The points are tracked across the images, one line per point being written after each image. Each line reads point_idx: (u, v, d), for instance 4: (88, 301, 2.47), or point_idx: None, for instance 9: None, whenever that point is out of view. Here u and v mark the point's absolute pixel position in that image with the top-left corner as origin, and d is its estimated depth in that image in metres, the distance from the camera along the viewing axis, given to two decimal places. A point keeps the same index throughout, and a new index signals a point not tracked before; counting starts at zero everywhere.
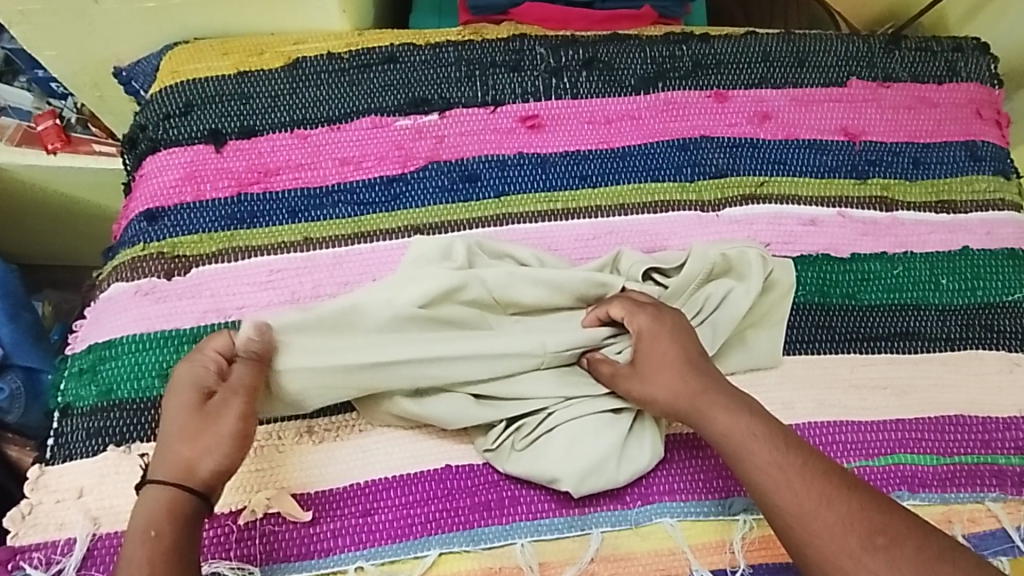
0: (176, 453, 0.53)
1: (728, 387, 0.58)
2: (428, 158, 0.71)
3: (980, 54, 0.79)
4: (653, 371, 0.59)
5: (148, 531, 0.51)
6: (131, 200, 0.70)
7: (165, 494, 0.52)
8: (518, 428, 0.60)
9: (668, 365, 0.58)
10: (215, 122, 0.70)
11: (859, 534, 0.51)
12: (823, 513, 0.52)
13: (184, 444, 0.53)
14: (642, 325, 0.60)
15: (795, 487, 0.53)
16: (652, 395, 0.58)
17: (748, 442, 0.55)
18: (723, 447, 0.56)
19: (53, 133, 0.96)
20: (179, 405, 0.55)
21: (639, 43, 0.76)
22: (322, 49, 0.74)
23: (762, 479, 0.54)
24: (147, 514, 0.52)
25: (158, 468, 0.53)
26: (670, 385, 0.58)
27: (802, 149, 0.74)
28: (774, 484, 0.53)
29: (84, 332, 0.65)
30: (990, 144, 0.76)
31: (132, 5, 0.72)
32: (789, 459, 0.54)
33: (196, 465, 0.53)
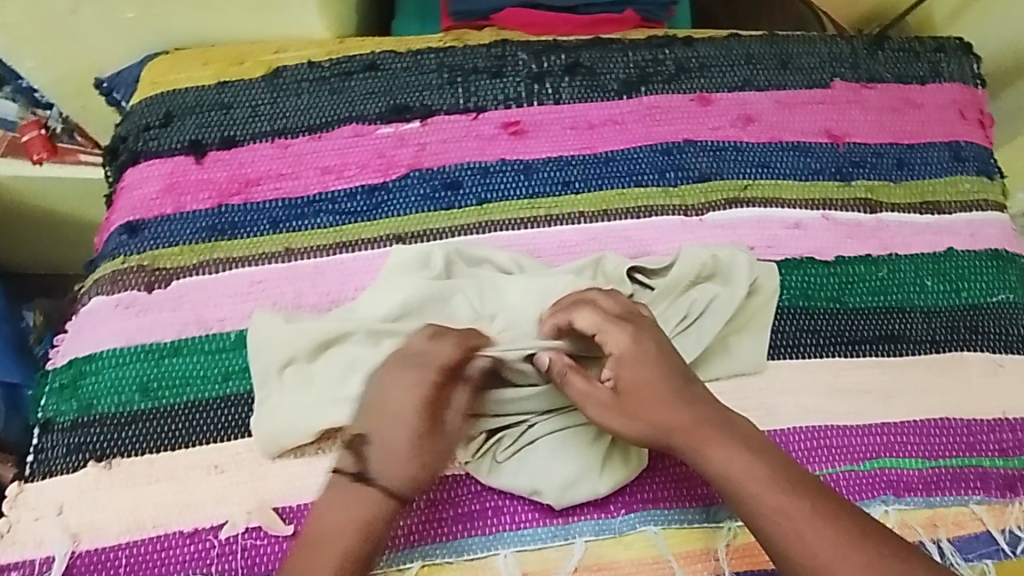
0: (398, 455, 0.55)
1: (721, 418, 0.57)
2: (409, 166, 0.70)
3: (964, 54, 0.79)
4: (637, 404, 0.56)
5: (356, 524, 0.53)
6: (111, 212, 0.69)
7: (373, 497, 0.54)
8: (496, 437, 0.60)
9: (654, 396, 0.57)
10: (196, 132, 0.70)
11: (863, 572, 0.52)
12: (835, 560, 0.52)
13: (394, 443, 0.55)
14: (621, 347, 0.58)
15: (798, 526, 0.53)
16: (642, 423, 0.56)
17: (746, 482, 0.54)
18: (723, 487, 0.55)
19: (39, 143, 0.95)
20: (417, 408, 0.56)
21: (622, 48, 0.76)
22: (303, 57, 0.74)
23: (763, 521, 0.54)
24: (359, 512, 0.54)
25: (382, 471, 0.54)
26: (663, 419, 0.56)
27: (785, 151, 0.73)
28: (776, 524, 0.53)
29: (66, 345, 0.64)
30: (974, 145, 0.76)
31: (111, 14, 0.72)
32: (788, 496, 0.54)
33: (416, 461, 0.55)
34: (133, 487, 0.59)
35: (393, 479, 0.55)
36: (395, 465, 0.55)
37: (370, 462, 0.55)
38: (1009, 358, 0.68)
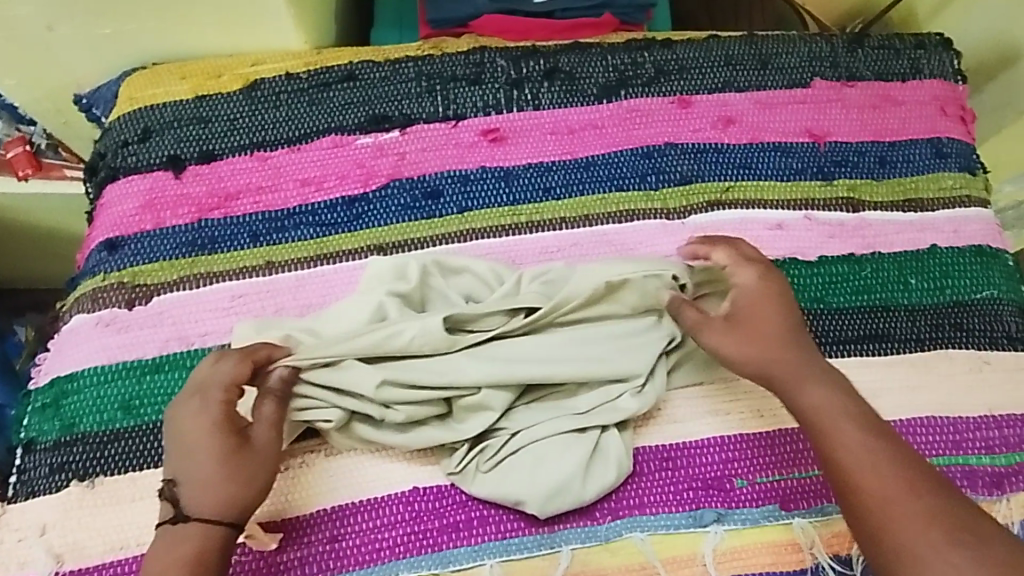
0: (210, 489, 0.53)
1: (814, 361, 0.60)
2: (389, 176, 0.70)
3: (943, 50, 0.78)
4: (738, 333, 0.60)
5: (186, 562, 0.51)
6: (92, 229, 0.69)
7: (201, 534, 0.52)
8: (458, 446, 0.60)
9: (751, 326, 0.60)
10: (175, 147, 0.70)
11: (929, 524, 0.52)
12: (907, 500, 0.53)
13: (193, 479, 0.53)
14: (742, 280, 0.62)
15: (877, 467, 0.54)
16: (741, 346, 0.60)
17: (839, 421, 0.56)
18: (812, 421, 0.57)
19: (23, 159, 0.94)
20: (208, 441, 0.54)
21: (600, 52, 0.76)
22: (280, 69, 0.74)
23: (839, 452, 0.55)
24: (186, 550, 0.52)
25: (191, 506, 0.53)
26: (758, 346, 0.60)
27: (765, 152, 0.73)
28: (851, 457, 0.55)
29: (48, 365, 0.64)
30: (955, 141, 0.75)
31: (87, 31, 0.72)
32: (873, 442, 0.55)
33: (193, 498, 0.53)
34: (116, 506, 0.59)
35: (210, 507, 0.52)
36: (203, 493, 0.53)
37: (184, 503, 0.53)
38: (995, 354, 0.68)
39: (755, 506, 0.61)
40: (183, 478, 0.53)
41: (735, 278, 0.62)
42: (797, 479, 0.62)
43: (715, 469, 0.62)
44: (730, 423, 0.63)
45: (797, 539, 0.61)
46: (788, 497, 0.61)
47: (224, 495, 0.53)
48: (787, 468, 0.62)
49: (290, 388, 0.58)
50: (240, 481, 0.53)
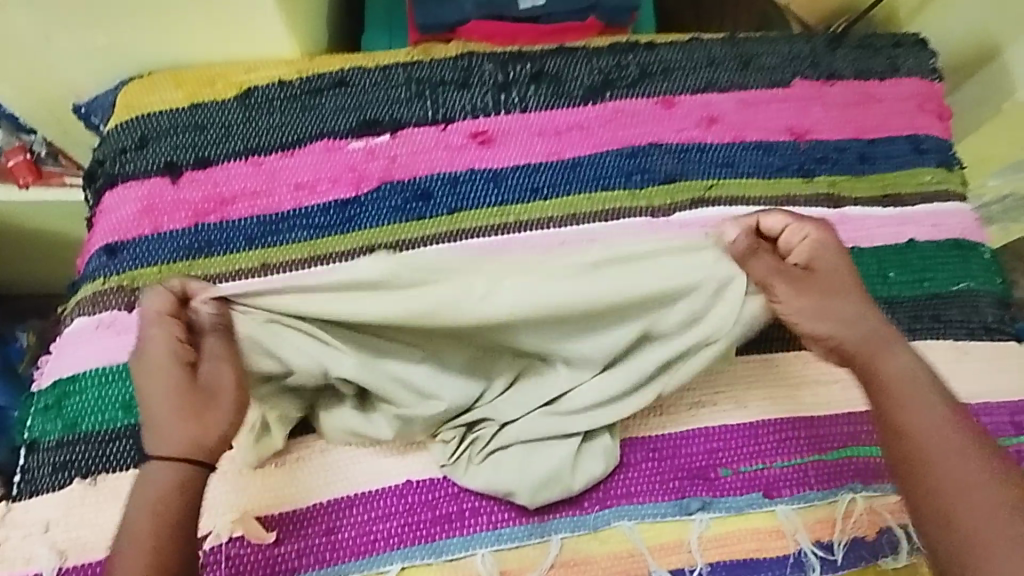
0: (167, 428, 0.53)
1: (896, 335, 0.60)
2: (381, 178, 0.72)
3: (920, 49, 0.81)
4: (813, 293, 0.60)
5: (150, 504, 0.52)
6: (92, 234, 0.71)
7: (162, 473, 0.52)
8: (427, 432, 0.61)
9: (824, 290, 0.60)
10: (171, 154, 0.72)
11: (993, 505, 0.51)
12: (983, 484, 0.52)
13: (152, 418, 0.53)
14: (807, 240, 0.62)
15: (945, 444, 0.54)
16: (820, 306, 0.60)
17: (917, 395, 0.56)
18: (884, 394, 0.57)
19: (24, 167, 0.95)
20: (160, 380, 0.54)
21: (586, 55, 0.78)
22: (273, 76, 0.76)
23: (917, 424, 0.55)
24: (152, 490, 0.52)
25: (153, 446, 0.53)
26: (841, 313, 0.60)
27: (748, 150, 0.75)
28: (927, 430, 0.54)
29: (50, 367, 0.66)
30: (933, 137, 0.77)
31: (83, 41, 0.74)
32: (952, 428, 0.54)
33: (154, 439, 0.53)
34: (117, 502, 0.61)
35: (168, 447, 0.53)
36: (160, 434, 0.53)
37: (146, 444, 0.53)
38: (973, 344, 0.70)
39: (739, 494, 0.63)
40: (142, 421, 0.54)
41: (800, 235, 0.62)
42: (780, 468, 0.64)
43: (701, 459, 0.63)
44: (715, 414, 0.65)
45: (781, 526, 0.62)
46: (771, 485, 0.63)
47: (179, 432, 0.53)
48: (770, 457, 0.64)
49: (231, 323, 0.56)
50: (191, 417, 0.53)
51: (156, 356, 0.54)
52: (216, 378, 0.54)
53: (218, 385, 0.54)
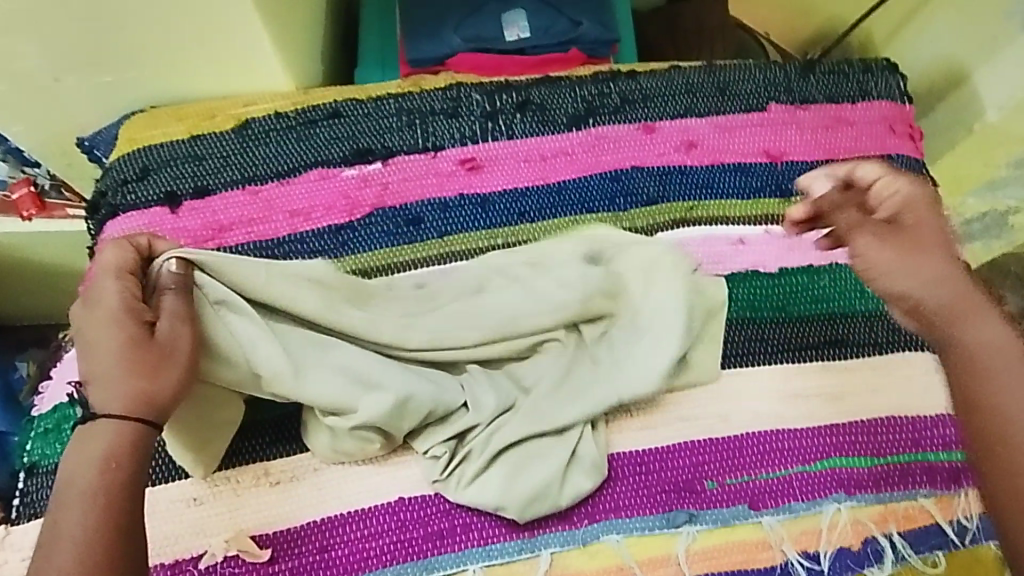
0: (119, 385, 0.53)
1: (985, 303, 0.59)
2: (373, 205, 0.75)
3: (890, 74, 0.84)
4: (903, 250, 0.62)
5: (99, 460, 0.52)
6: (94, 263, 0.74)
7: (114, 431, 0.53)
8: (377, 437, 0.62)
9: (916, 246, 0.62)
10: (170, 184, 0.75)
11: None
12: None
13: (101, 373, 0.53)
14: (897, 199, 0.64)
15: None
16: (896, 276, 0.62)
17: (1006, 366, 0.56)
18: (967, 363, 0.58)
19: (28, 200, 0.98)
20: (115, 334, 0.54)
21: (569, 84, 0.81)
22: (269, 109, 0.79)
23: (1003, 399, 0.55)
24: (102, 447, 0.53)
25: (103, 403, 0.53)
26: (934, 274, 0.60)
27: (727, 172, 0.78)
28: (1012, 406, 0.55)
29: (50, 393, 0.68)
30: (905, 158, 0.80)
31: (87, 79, 0.77)
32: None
33: (105, 394, 0.53)
34: None
35: (118, 403, 0.53)
36: (109, 389, 0.53)
37: (93, 399, 0.54)
38: None
39: (725, 507, 0.64)
40: (88, 374, 0.54)
41: (891, 189, 0.64)
42: (765, 480, 0.65)
43: (686, 472, 0.65)
44: (700, 429, 0.66)
45: (766, 538, 0.63)
46: (756, 497, 0.64)
47: (128, 386, 0.53)
48: (755, 469, 0.65)
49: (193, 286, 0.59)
50: (143, 373, 0.54)
51: (110, 310, 0.54)
52: (173, 339, 0.56)
53: (174, 346, 0.56)
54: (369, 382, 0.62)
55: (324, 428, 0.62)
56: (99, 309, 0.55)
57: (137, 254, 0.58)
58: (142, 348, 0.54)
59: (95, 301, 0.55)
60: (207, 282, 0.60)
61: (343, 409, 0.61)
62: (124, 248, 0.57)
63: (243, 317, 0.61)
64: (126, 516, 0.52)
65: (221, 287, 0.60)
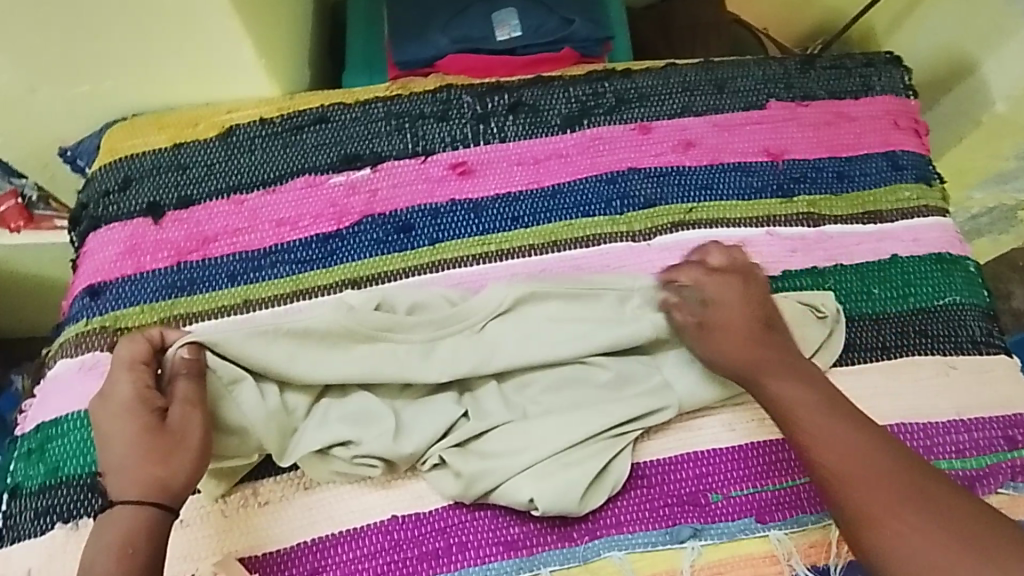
0: (136, 474, 0.53)
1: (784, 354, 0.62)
2: (362, 213, 0.72)
3: (893, 67, 0.82)
4: (720, 336, 0.62)
5: (114, 548, 0.52)
6: (76, 275, 0.72)
7: (130, 515, 0.53)
8: (380, 464, 0.60)
9: (730, 325, 0.63)
10: (153, 196, 0.72)
11: (907, 528, 0.53)
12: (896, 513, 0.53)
13: (121, 463, 0.54)
14: (720, 288, 0.64)
15: (855, 467, 0.55)
16: (719, 358, 0.62)
17: (804, 413, 0.58)
18: (783, 420, 0.59)
19: (15, 213, 0.96)
20: (130, 426, 0.55)
21: (562, 84, 0.79)
22: (253, 115, 0.77)
23: (826, 458, 0.56)
24: (118, 532, 0.52)
25: (122, 491, 0.53)
26: (739, 352, 0.61)
27: (726, 172, 0.75)
28: (830, 457, 0.56)
29: (34, 411, 0.66)
30: (910, 153, 0.78)
31: (66, 89, 0.75)
32: (864, 442, 0.56)
33: (123, 484, 0.53)
34: None
35: (134, 489, 0.53)
36: (125, 477, 0.53)
37: (111, 490, 0.54)
38: (961, 358, 0.69)
39: (732, 520, 0.62)
40: (106, 466, 0.55)
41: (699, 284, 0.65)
42: (770, 491, 0.63)
43: (690, 485, 0.63)
44: (703, 439, 0.64)
45: (774, 552, 0.61)
46: (763, 510, 0.62)
47: (146, 473, 0.53)
48: (761, 480, 0.63)
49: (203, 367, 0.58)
50: (158, 461, 0.54)
51: (123, 405, 0.55)
52: (185, 425, 0.55)
53: (184, 432, 0.55)
54: (371, 419, 0.61)
55: (325, 458, 0.60)
56: (113, 405, 0.56)
57: (151, 346, 0.58)
58: (155, 438, 0.54)
59: (111, 396, 0.56)
60: (219, 364, 0.59)
61: (345, 442, 0.60)
62: (137, 341, 0.58)
63: (253, 387, 0.59)
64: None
65: (232, 365, 0.59)
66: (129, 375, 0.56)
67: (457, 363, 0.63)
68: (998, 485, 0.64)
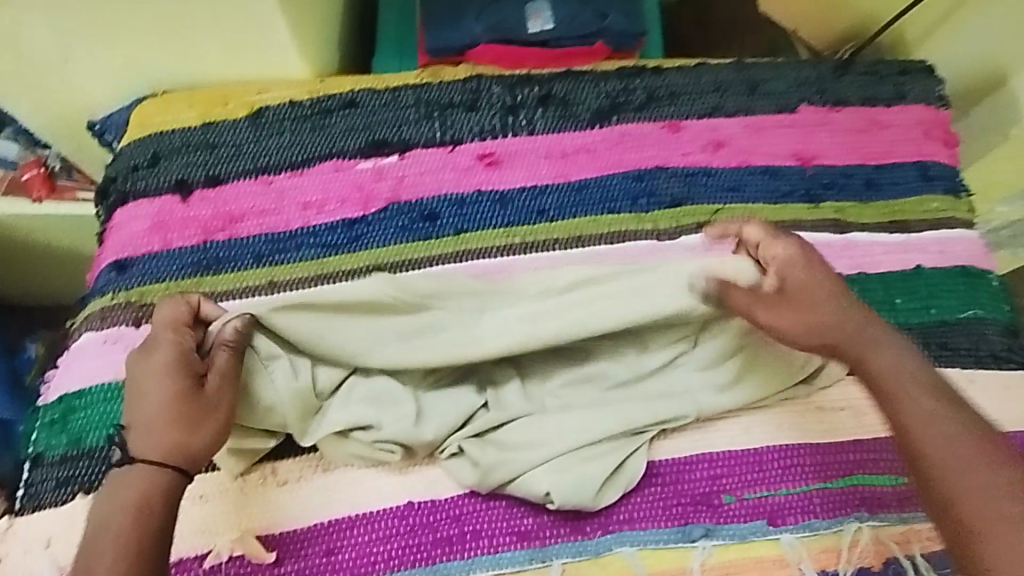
0: (160, 436, 0.54)
1: (881, 328, 0.59)
2: (388, 199, 0.73)
3: (927, 76, 0.81)
4: (799, 305, 0.58)
5: (130, 506, 0.52)
6: (103, 248, 0.72)
7: (149, 476, 0.53)
8: (398, 450, 0.61)
9: (808, 296, 0.59)
10: (182, 172, 0.73)
11: (1001, 517, 0.49)
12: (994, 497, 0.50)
13: (147, 423, 0.54)
14: (790, 258, 0.59)
15: (953, 446, 0.52)
16: (791, 324, 0.58)
17: (906, 388, 0.56)
18: (877, 390, 0.57)
19: (39, 182, 0.97)
20: (162, 387, 0.55)
21: (594, 78, 0.78)
22: (284, 96, 0.77)
23: (919, 431, 0.54)
24: (136, 492, 0.53)
25: (143, 452, 0.54)
26: (827, 317, 0.58)
27: (754, 175, 0.75)
28: (925, 433, 0.53)
29: (58, 381, 0.67)
30: (941, 164, 0.77)
31: (100, 60, 0.76)
32: (962, 419, 0.54)
33: (146, 445, 0.54)
34: None
35: (156, 450, 0.54)
36: (149, 438, 0.54)
37: (132, 448, 0.54)
38: (982, 373, 0.69)
39: (743, 522, 0.62)
40: (131, 423, 0.55)
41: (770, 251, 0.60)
42: (784, 495, 0.63)
43: (704, 485, 0.63)
44: (719, 440, 0.64)
45: (784, 555, 0.62)
46: (775, 513, 0.63)
47: (171, 438, 0.54)
48: (775, 484, 0.63)
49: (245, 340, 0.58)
50: (184, 425, 0.54)
51: (158, 365, 0.56)
52: (217, 395, 0.56)
53: (215, 402, 0.55)
54: (392, 404, 0.61)
55: (344, 439, 0.61)
56: (149, 364, 0.56)
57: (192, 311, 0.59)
58: (184, 403, 0.55)
59: (147, 356, 0.56)
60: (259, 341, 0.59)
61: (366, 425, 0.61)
62: (179, 305, 0.59)
63: (287, 365, 0.60)
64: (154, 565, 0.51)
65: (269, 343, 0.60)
66: (169, 337, 0.57)
67: (505, 342, 0.61)
68: None
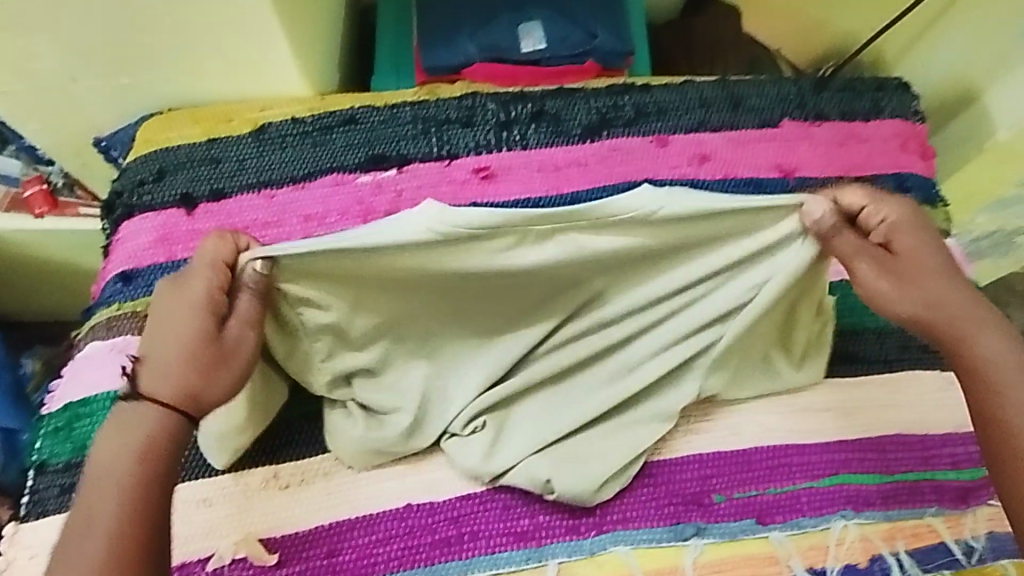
0: (174, 375, 0.53)
1: (989, 310, 0.57)
2: (387, 212, 0.75)
3: (902, 92, 0.85)
4: (900, 274, 0.57)
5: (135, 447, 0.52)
6: (108, 260, 0.74)
7: (153, 418, 0.53)
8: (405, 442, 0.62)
9: (913, 267, 0.57)
10: (187, 186, 0.75)
11: None
12: None
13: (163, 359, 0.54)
14: (909, 225, 0.57)
15: None
16: (897, 294, 0.57)
17: (1006, 375, 0.55)
18: (971, 373, 0.56)
19: (40, 198, 0.99)
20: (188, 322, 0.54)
21: (584, 95, 0.82)
22: (286, 113, 0.80)
23: (1010, 413, 0.54)
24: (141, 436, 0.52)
25: (153, 388, 0.53)
26: (935, 291, 0.57)
27: (739, 186, 0.78)
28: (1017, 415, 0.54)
29: (61, 391, 0.68)
30: (917, 175, 0.81)
31: (108, 81, 0.78)
32: None
33: (159, 384, 0.53)
34: None
35: (166, 390, 0.53)
36: (160, 377, 0.53)
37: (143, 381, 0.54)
38: None
39: (734, 520, 0.64)
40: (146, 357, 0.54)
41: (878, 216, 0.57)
42: (772, 494, 0.65)
43: (696, 484, 0.65)
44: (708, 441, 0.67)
45: (774, 553, 0.63)
46: (765, 511, 0.64)
47: (182, 381, 0.53)
48: (763, 483, 0.65)
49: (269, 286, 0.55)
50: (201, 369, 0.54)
51: (187, 299, 0.54)
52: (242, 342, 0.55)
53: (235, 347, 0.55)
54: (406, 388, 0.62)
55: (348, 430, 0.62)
56: (179, 298, 0.55)
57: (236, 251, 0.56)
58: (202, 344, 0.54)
59: (177, 289, 0.55)
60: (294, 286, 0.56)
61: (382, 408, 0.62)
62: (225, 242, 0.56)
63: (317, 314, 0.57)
64: (150, 517, 0.51)
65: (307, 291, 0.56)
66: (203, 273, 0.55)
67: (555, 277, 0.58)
68: (990, 496, 0.68)
